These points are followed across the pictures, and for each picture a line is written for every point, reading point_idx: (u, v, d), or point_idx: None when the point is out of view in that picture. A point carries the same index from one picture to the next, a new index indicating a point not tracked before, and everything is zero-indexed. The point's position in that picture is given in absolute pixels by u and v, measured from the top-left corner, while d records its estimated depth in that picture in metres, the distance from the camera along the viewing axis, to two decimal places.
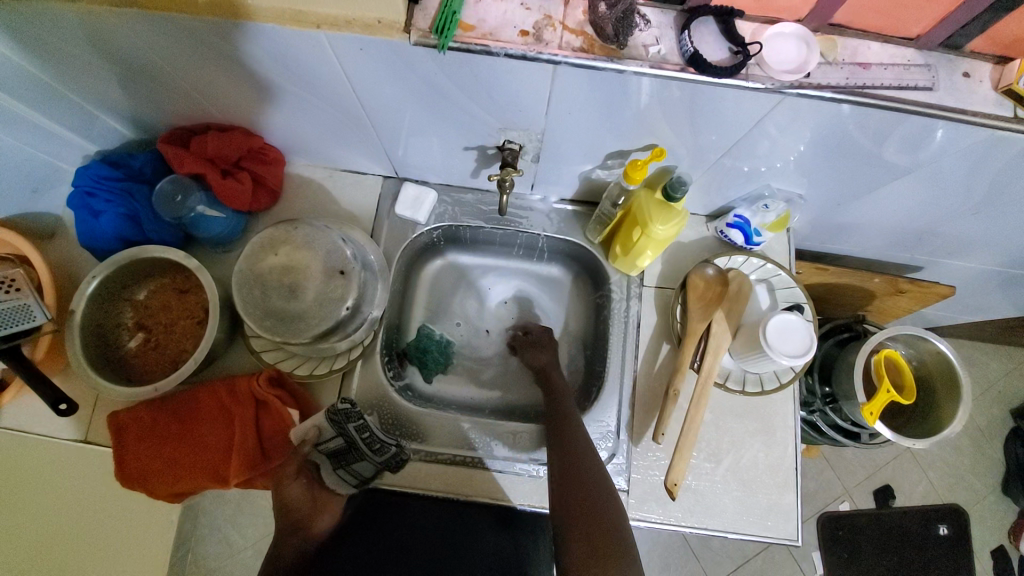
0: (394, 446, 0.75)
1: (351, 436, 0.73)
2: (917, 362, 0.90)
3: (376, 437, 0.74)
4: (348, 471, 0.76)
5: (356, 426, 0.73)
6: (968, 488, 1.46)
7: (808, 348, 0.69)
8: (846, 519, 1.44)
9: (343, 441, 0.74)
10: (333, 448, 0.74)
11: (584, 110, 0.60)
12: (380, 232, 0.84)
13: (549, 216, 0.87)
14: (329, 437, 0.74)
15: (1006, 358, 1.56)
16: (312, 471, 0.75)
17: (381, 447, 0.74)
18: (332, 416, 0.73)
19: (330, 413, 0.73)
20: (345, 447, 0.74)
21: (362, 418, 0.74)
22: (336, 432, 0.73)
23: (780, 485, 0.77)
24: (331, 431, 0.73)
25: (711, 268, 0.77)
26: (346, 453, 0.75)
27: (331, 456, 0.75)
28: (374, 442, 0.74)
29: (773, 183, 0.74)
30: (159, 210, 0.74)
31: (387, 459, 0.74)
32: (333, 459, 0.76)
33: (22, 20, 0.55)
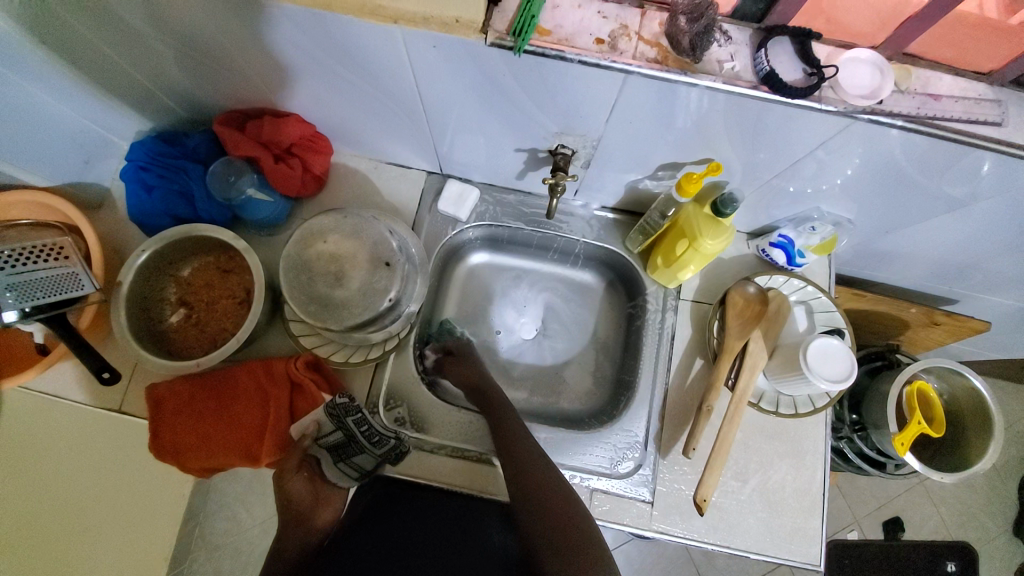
0: (394, 438, 0.75)
1: (350, 430, 0.74)
2: (948, 395, 0.89)
3: (374, 430, 0.74)
4: (349, 464, 0.76)
5: (355, 419, 0.73)
6: (980, 527, 1.44)
7: (848, 375, 0.68)
8: (852, 548, 1.43)
9: (342, 436, 0.74)
10: (333, 442, 0.75)
11: (644, 120, 0.60)
12: (422, 225, 0.85)
13: (590, 222, 0.87)
14: (328, 431, 0.74)
15: None
16: (312, 464, 0.75)
17: (379, 439, 0.74)
18: (331, 411, 0.73)
19: (328, 408, 0.73)
20: (345, 441, 0.75)
21: (361, 412, 0.74)
22: (335, 426, 0.74)
23: (807, 509, 0.76)
24: (329, 425, 0.74)
25: (752, 286, 0.77)
26: (346, 447, 0.75)
27: (331, 449, 0.75)
28: (373, 434, 0.74)
29: (822, 205, 0.73)
30: (211, 189, 0.75)
31: (387, 452, 0.75)
32: (333, 453, 0.75)
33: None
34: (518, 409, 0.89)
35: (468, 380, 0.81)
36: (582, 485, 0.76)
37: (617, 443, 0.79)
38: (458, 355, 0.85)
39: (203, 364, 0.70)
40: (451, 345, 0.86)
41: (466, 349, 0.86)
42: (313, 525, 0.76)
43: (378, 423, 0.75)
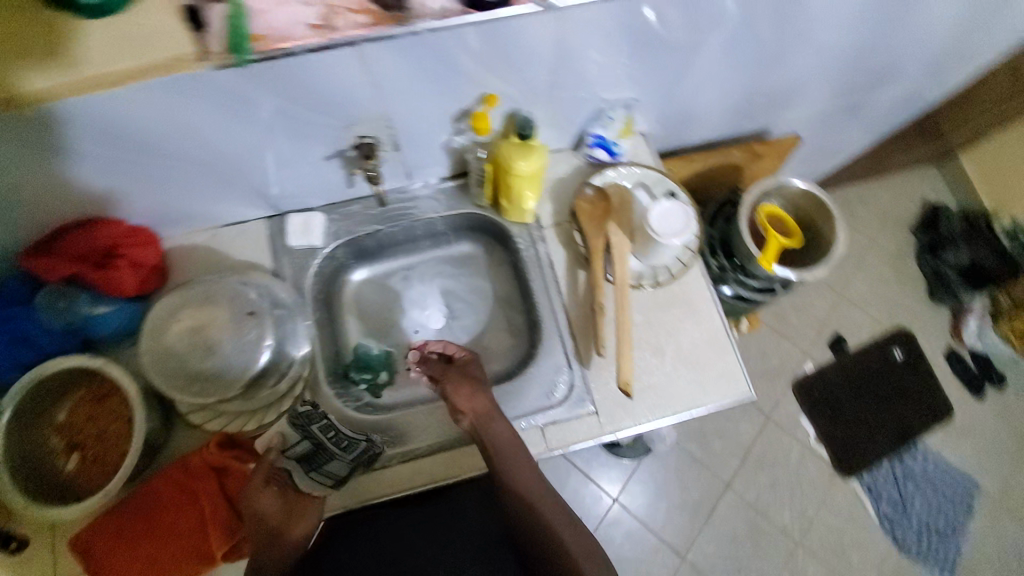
0: (362, 440, 0.76)
1: (318, 437, 0.74)
2: (794, 208, 1.02)
3: (342, 435, 0.75)
4: (322, 473, 0.73)
5: (321, 426, 0.75)
6: (904, 309, 1.84)
7: (687, 224, 0.78)
8: (817, 377, 1.76)
9: (309, 445, 0.74)
10: (300, 453, 0.73)
11: (406, 84, 0.65)
12: (284, 267, 0.85)
13: (436, 198, 0.91)
14: (294, 442, 0.74)
15: (862, 201, 1.94)
16: (283, 478, 0.70)
17: (349, 443, 0.75)
18: (294, 419, 0.74)
19: (292, 415, 0.74)
20: (314, 449, 0.74)
21: (325, 417, 0.75)
22: (301, 436, 0.74)
23: (721, 350, 0.84)
24: (295, 434, 0.74)
25: (589, 188, 0.86)
26: (316, 456, 0.74)
27: (301, 460, 0.73)
28: (341, 440, 0.75)
29: (605, 96, 0.81)
30: (42, 316, 0.71)
31: (359, 454, 0.75)
32: (304, 462, 0.73)
33: None
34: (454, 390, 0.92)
35: (466, 409, 0.74)
36: (531, 426, 0.79)
37: (545, 376, 0.81)
38: (460, 368, 0.79)
39: (108, 492, 0.66)
40: (453, 351, 0.81)
41: (473, 365, 0.79)
42: (288, 544, 0.68)
43: (344, 428, 0.76)
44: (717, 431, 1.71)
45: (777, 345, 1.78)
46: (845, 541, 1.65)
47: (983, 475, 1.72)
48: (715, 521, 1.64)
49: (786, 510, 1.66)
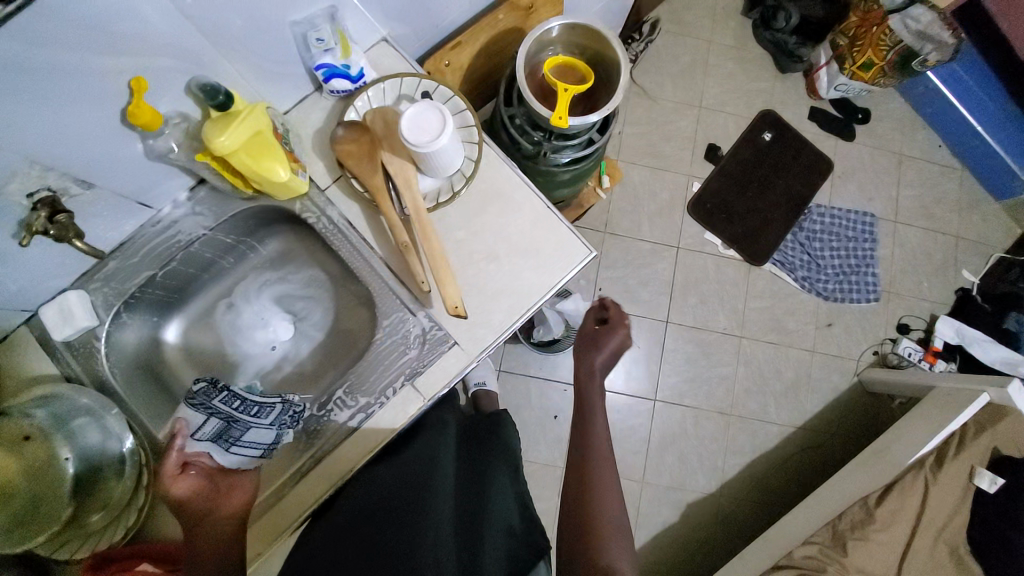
0: (278, 403, 0.76)
1: (219, 410, 0.71)
2: (581, 50, 0.95)
3: (248, 402, 0.73)
4: (244, 445, 0.70)
5: (222, 398, 0.73)
6: (758, 93, 1.88)
7: (443, 121, 0.70)
8: (706, 192, 1.79)
9: (218, 420, 0.70)
10: (212, 430, 0.69)
11: (16, 113, 0.52)
12: (68, 364, 0.74)
13: (195, 211, 0.79)
14: (200, 423, 0.69)
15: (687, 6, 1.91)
16: (203, 461, 0.67)
17: (260, 410, 0.74)
18: (190, 402, 0.72)
19: (187, 396, 0.72)
20: (224, 424, 0.70)
21: (223, 391, 0.74)
22: (205, 414, 0.70)
23: (549, 226, 0.81)
24: (198, 416, 0.70)
25: (340, 127, 0.75)
26: (229, 429, 0.70)
27: (217, 438, 0.68)
28: (249, 407, 0.73)
29: (292, 18, 0.68)
30: None
31: (278, 416, 0.74)
32: (219, 440, 0.68)
33: None
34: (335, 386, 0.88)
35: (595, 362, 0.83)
36: (403, 386, 0.76)
37: (394, 333, 0.78)
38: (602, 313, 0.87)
39: None
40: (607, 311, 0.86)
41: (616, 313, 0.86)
42: (223, 519, 0.65)
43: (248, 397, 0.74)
44: (640, 281, 1.74)
45: (663, 179, 1.79)
46: (779, 314, 1.77)
47: (872, 203, 1.86)
48: (669, 356, 1.72)
49: (721, 314, 1.76)
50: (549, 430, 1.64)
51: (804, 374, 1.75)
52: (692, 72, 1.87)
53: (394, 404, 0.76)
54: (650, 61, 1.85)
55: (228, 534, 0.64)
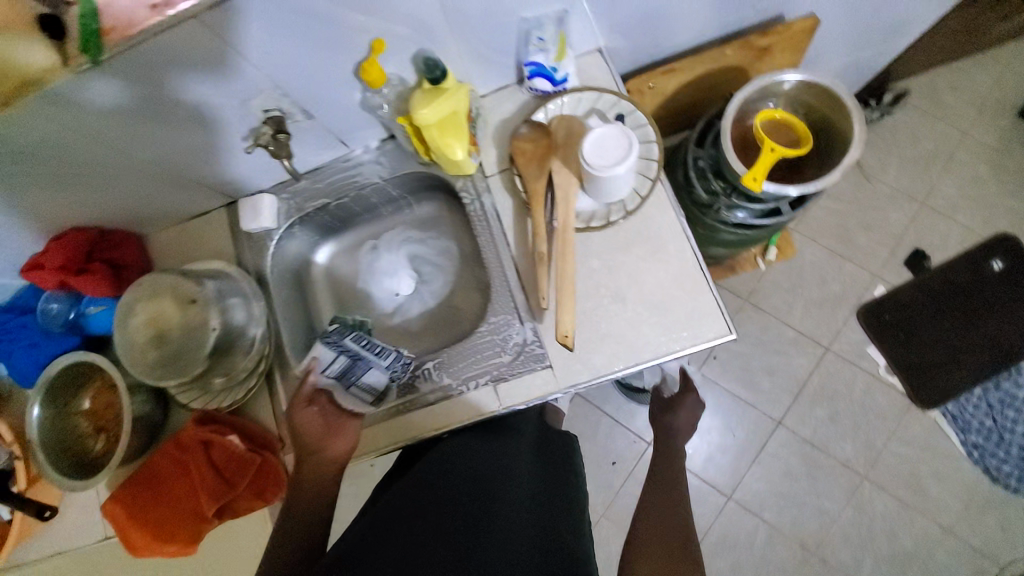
0: (394, 351, 0.77)
1: (351, 347, 0.76)
2: (803, 110, 0.83)
3: (375, 341, 0.77)
4: (361, 389, 0.77)
5: (353, 336, 0.76)
6: (1008, 211, 1.51)
7: (629, 149, 0.66)
8: (887, 301, 1.50)
9: (346, 357, 0.75)
10: (339, 368, 0.75)
11: (285, 48, 0.61)
12: (244, 252, 0.87)
13: (379, 160, 0.87)
14: (330, 359, 0.75)
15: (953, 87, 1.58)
16: (326, 398, 0.75)
17: (382, 351, 0.77)
18: (326, 337, 0.76)
19: (323, 333, 0.77)
20: (350, 362, 0.76)
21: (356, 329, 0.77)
22: (336, 350, 0.75)
23: (693, 289, 0.74)
24: (330, 352, 0.75)
25: (525, 126, 0.76)
26: (354, 369, 0.76)
27: (340, 376, 0.75)
28: (374, 346, 0.77)
29: (525, 14, 0.69)
30: (48, 326, 0.82)
31: (393, 365, 0.77)
32: (343, 378, 0.76)
33: None
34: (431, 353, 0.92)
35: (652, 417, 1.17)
36: (485, 385, 0.77)
37: (496, 331, 0.78)
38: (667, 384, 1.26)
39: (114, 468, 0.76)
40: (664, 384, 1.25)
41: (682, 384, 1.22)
42: (326, 461, 0.72)
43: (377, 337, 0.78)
44: (763, 367, 1.52)
45: (839, 269, 1.53)
46: (924, 474, 1.43)
47: None
48: (763, 459, 1.49)
49: (847, 442, 1.47)
50: (601, 473, 1.55)
51: (926, 555, 1.40)
52: (926, 162, 1.55)
53: (471, 398, 0.78)
54: (877, 136, 1.58)
55: (325, 476, 0.71)
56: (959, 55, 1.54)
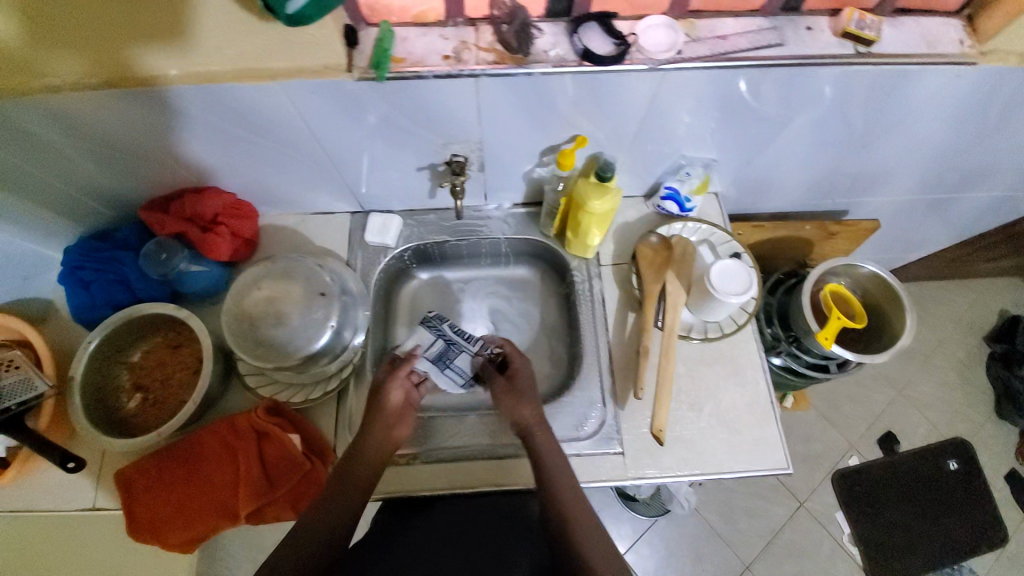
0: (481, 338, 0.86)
1: (447, 335, 0.85)
2: (860, 291, 0.99)
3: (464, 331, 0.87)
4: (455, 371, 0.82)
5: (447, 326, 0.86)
6: (965, 420, 1.71)
7: (749, 286, 0.78)
8: (859, 472, 1.64)
9: (441, 343, 0.83)
10: (436, 351, 0.83)
11: (509, 117, 0.69)
12: (356, 260, 0.91)
13: (507, 220, 0.94)
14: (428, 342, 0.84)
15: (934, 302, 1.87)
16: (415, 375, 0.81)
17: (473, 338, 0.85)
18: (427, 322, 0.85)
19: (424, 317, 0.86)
20: (445, 347, 0.83)
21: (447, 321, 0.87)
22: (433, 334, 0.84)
23: (761, 418, 0.81)
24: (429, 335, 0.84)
25: (655, 236, 0.87)
26: (448, 352, 0.83)
27: (435, 360, 0.82)
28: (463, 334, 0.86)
29: (687, 153, 0.83)
30: (147, 270, 0.78)
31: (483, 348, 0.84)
32: (438, 361, 0.82)
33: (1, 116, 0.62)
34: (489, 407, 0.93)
35: None
36: None
37: (578, 406, 0.82)
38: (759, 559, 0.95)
39: (162, 433, 0.73)
40: None
41: None
42: (390, 439, 0.73)
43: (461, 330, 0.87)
44: (741, 505, 1.59)
45: (823, 431, 1.68)
46: None
47: None
48: None
49: None
50: None
51: None
52: (906, 358, 1.78)
53: None
54: None
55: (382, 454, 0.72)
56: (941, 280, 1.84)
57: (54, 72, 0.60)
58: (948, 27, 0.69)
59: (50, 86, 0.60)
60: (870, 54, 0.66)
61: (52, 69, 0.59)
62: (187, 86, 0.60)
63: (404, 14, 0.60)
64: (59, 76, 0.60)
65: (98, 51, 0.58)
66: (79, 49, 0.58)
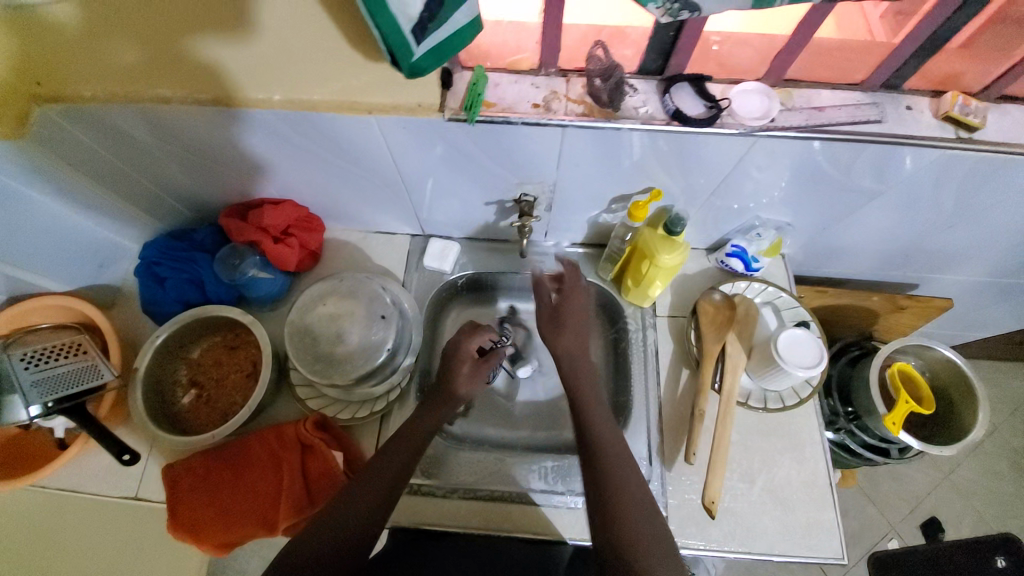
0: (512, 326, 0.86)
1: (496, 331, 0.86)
2: (930, 373, 0.93)
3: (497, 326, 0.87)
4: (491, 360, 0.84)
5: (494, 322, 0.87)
6: (1022, 516, 1.54)
7: (818, 360, 0.74)
8: (897, 557, 1.51)
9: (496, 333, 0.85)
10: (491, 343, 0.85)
11: (588, 165, 0.69)
12: (413, 283, 0.92)
13: (563, 258, 0.93)
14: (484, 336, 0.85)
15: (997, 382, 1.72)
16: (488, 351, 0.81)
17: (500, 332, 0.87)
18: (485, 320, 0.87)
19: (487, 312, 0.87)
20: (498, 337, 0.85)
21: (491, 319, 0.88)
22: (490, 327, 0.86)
23: (817, 500, 0.77)
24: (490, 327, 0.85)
25: (717, 293, 0.84)
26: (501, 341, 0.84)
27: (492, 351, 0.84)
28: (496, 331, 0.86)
29: (762, 214, 0.81)
30: (219, 273, 0.82)
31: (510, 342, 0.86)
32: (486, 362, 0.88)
33: (114, 118, 0.66)
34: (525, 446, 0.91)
35: None
36: None
37: None
38: None
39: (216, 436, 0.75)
40: None
41: None
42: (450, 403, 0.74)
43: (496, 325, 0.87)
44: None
45: (861, 508, 1.57)
46: None
47: None
48: None
49: None
50: None
51: None
52: None
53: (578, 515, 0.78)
54: None
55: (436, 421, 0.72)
56: (1006, 360, 1.70)
57: (164, 86, 0.63)
58: None
59: (162, 98, 0.64)
60: (972, 140, 0.63)
61: (120, 53, 0.64)
62: (285, 112, 0.63)
63: (499, 61, 0.62)
64: (173, 90, 0.64)
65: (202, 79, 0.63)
66: (138, 35, 0.64)
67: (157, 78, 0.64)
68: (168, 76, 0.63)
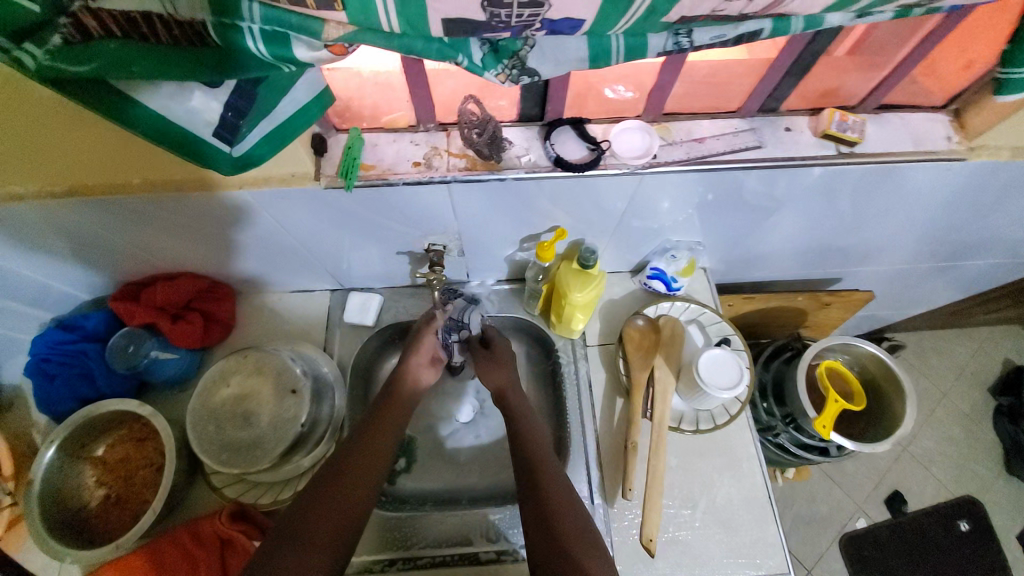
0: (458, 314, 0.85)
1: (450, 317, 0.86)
2: (859, 367, 0.95)
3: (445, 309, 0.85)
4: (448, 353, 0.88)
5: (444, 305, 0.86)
6: (973, 476, 1.61)
7: (739, 381, 0.74)
8: (866, 536, 1.54)
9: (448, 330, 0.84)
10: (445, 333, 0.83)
11: (487, 212, 0.67)
12: (334, 342, 0.87)
13: (490, 297, 0.91)
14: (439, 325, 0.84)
15: (940, 350, 1.78)
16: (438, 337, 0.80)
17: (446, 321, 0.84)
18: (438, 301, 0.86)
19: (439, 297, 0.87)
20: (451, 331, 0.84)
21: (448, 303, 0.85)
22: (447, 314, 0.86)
23: (759, 517, 0.76)
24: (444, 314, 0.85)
25: (641, 318, 0.84)
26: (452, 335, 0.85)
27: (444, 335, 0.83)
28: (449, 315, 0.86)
29: (673, 237, 0.82)
30: (112, 363, 0.75)
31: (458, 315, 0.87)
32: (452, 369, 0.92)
33: None
34: (471, 497, 0.86)
35: None
36: None
37: None
38: None
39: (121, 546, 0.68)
40: None
41: None
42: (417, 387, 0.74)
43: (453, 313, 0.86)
44: None
45: (829, 491, 1.60)
46: None
47: None
48: None
49: None
50: None
51: None
52: None
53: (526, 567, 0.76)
54: None
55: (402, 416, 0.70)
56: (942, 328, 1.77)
57: (19, 182, 0.58)
58: (932, 124, 0.67)
59: (16, 195, 0.59)
60: (853, 154, 0.65)
61: None
62: (163, 199, 0.61)
63: (375, 121, 0.61)
64: (25, 184, 0.58)
65: (72, 168, 0.57)
66: None
67: (21, 151, 0.54)
68: (20, 173, 0.57)
